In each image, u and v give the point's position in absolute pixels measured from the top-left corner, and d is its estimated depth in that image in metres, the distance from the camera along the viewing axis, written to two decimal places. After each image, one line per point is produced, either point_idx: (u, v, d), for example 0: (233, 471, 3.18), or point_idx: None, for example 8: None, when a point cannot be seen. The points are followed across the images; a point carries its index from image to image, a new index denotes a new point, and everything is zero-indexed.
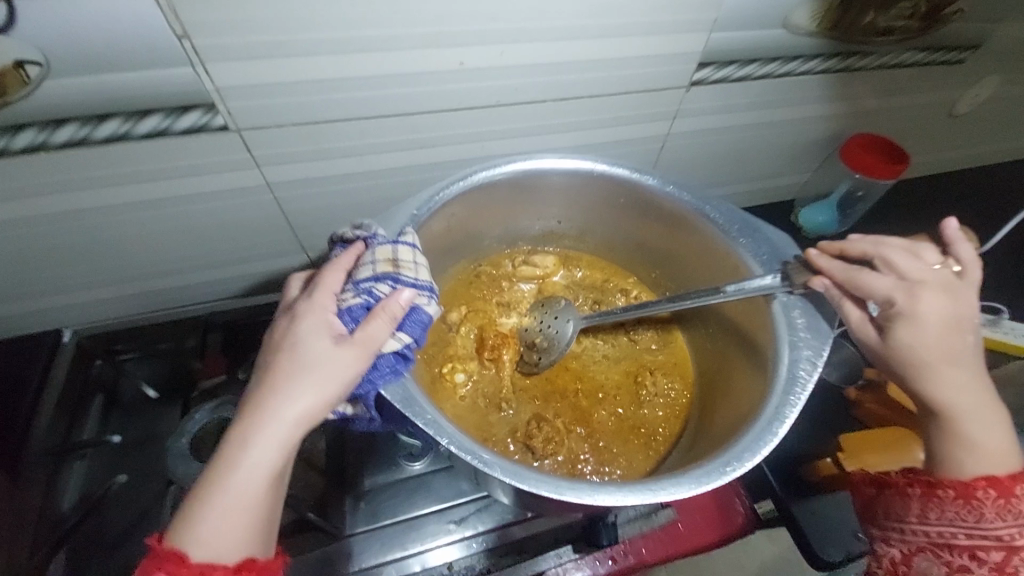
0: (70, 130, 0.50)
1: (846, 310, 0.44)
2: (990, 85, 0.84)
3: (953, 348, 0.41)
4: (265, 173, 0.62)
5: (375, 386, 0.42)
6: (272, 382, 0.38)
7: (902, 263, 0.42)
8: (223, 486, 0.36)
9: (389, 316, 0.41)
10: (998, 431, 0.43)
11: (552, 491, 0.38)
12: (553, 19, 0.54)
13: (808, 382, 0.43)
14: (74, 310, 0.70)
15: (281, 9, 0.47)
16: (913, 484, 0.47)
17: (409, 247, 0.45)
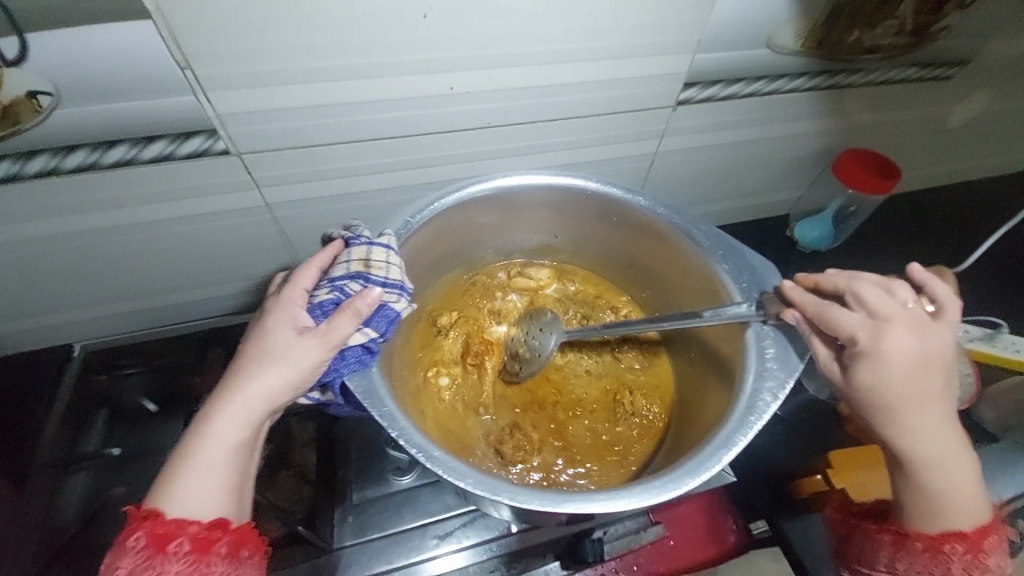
0: (80, 156, 0.52)
1: (814, 345, 0.38)
2: (983, 99, 0.84)
3: (923, 390, 0.35)
4: (264, 194, 0.63)
5: (340, 375, 0.39)
6: (240, 365, 0.38)
7: (874, 297, 0.37)
8: (195, 452, 0.36)
9: (355, 314, 0.38)
10: (966, 483, 0.37)
11: (487, 490, 0.36)
12: (540, 44, 0.55)
13: (767, 412, 0.39)
14: (75, 327, 0.71)
15: (272, 40, 0.48)
16: (882, 529, 0.40)
17: (382, 247, 0.41)
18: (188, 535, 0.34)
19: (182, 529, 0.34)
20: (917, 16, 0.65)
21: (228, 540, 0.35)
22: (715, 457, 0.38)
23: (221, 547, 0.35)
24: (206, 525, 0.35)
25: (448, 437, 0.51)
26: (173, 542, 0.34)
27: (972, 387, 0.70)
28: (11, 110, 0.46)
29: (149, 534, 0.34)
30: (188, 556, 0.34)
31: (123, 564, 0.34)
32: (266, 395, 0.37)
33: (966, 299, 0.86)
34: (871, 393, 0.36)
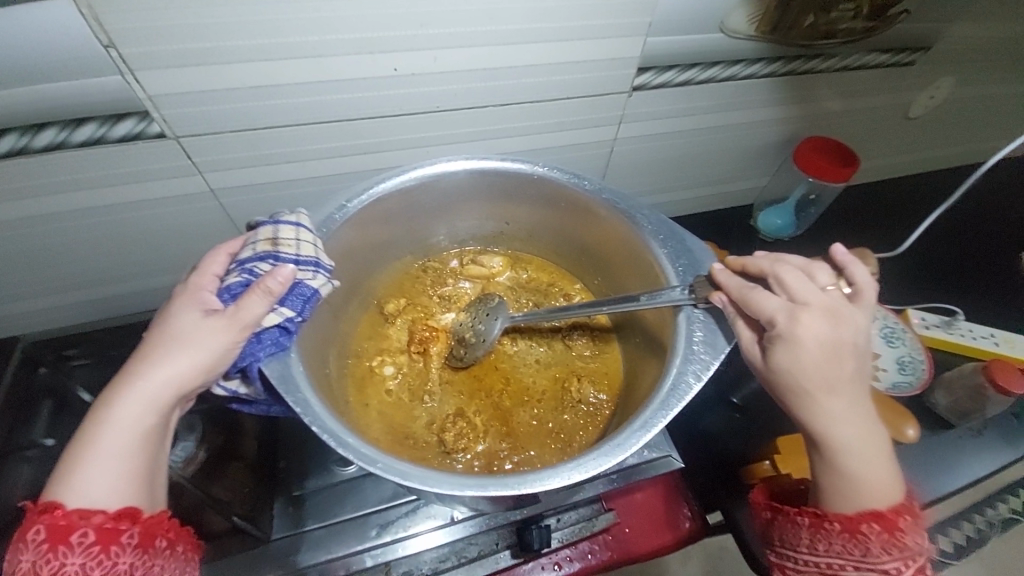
0: (7, 140, 0.50)
1: (738, 329, 0.39)
2: (944, 86, 0.85)
3: (837, 374, 0.35)
4: (208, 180, 0.61)
5: (257, 360, 0.40)
6: (146, 351, 0.37)
7: (795, 281, 0.37)
8: (96, 441, 0.35)
9: (266, 292, 0.38)
10: (882, 465, 0.38)
11: (397, 477, 0.36)
12: (485, 24, 0.54)
13: (688, 394, 0.38)
14: (26, 318, 0.70)
15: (200, 17, 0.46)
16: (802, 512, 0.41)
17: (291, 226, 0.43)
18: (92, 525, 0.33)
19: (84, 520, 0.33)
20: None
21: (137, 531, 0.35)
22: (630, 440, 0.37)
23: (129, 538, 0.34)
24: (112, 515, 0.34)
25: (390, 427, 0.51)
26: (74, 533, 0.33)
27: (924, 372, 0.73)
28: None
29: (49, 527, 0.33)
30: (91, 547, 0.33)
31: (23, 559, 0.33)
32: (173, 378, 0.36)
33: (922, 286, 0.88)
34: (790, 377, 0.36)
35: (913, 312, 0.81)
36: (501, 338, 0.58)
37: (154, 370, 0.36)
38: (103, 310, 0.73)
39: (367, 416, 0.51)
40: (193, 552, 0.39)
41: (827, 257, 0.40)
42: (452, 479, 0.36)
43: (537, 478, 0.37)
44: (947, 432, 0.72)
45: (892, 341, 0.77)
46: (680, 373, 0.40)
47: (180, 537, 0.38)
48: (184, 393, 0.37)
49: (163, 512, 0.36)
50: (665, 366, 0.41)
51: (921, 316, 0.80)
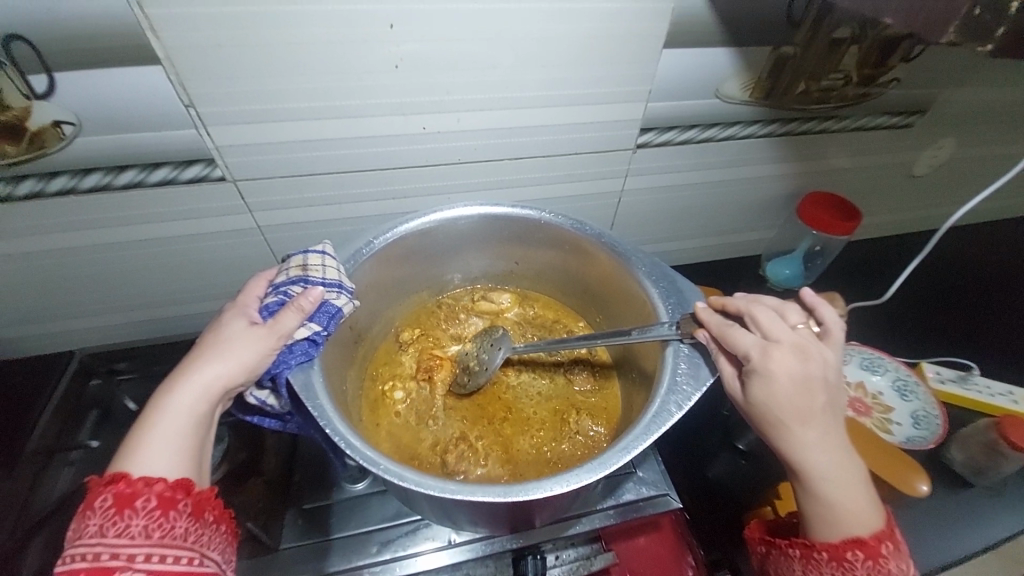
0: (95, 178, 0.59)
1: (720, 364, 0.43)
2: (946, 147, 0.88)
3: (807, 406, 0.39)
4: (256, 218, 0.69)
5: (287, 368, 0.45)
6: (199, 351, 0.43)
7: (769, 321, 0.42)
8: (155, 423, 0.39)
9: (299, 310, 0.45)
10: (858, 493, 0.41)
11: (395, 477, 0.40)
12: (502, 91, 0.62)
13: (669, 421, 0.42)
14: (85, 334, 0.78)
15: (264, 83, 0.55)
16: (794, 544, 0.45)
17: (318, 254, 0.49)
18: (154, 493, 0.36)
19: (148, 487, 0.36)
20: (863, 69, 0.69)
21: (191, 501, 0.37)
22: (613, 458, 0.41)
23: (184, 506, 0.36)
24: (170, 484, 0.36)
25: (398, 446, 0.54)
26: (138, 499, 0.35)
27: (938, 428, 0.71)
28: (39, 136, 0.54)
29: (115, 493, 0.35)
30: (152, 512, 0.35)
31: (88, 525, 0.35)
32: (222, 374, 0.41)
33: (933, 341, 0.88)
34: (766, 408, 0.40)
35: (927, 366, 0.80)
36: (507, 369, 0.62)
37: (209, 365, 0.41)
38: (151, 331, 0.81)
39: (376, 436, 0.55)
40: (232, 536, 0.41)
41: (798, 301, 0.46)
42: (446, 483, 0.40)
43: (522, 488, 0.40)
44: (964, 491, 0.70)
45: (906, 395, 0.76)
46: (663, 402, 0.43)
47: (224, 518, 0.40)
48: (227, 392, 0.42)
49: (212, 490, 0.39)
50: (650, 396, 0.45)
51: (937, 369, 0.80)
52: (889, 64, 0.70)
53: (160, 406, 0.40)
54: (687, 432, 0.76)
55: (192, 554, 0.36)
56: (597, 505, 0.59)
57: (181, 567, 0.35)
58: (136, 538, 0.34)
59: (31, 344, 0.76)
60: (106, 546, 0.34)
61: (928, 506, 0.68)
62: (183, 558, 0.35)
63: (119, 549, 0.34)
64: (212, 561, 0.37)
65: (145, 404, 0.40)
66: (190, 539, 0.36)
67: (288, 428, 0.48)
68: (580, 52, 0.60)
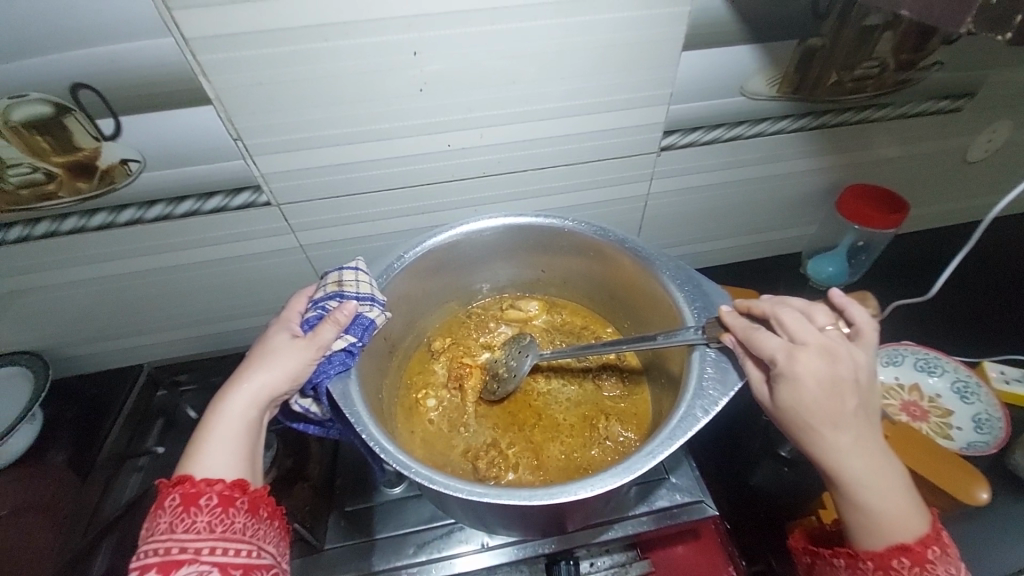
0: (158, 208, 0.66)
1: (747, 368, 0.44)
2: (1002, 129, 0.82)
3: (837, 409, 0.39)
4: (298, 238, 0.74)
5: (327, 377, 0.48)
6: (248, 363, 0.46)
7: (795, 323, 0.42)
8: (213, 429, 0.42)
9: (336, 323, 0.48)
10: (898, 497, 0.40)
11: (426, 478, 0.42)
12: (523, 105, 0.64)
13: (695, 425, 0.42)
14: (152, 350, 0.85)
15: (300, 114, 0.60)
16: (837, 554, 0.44)
17: (353, 270, 0.52)
18: (215, 491, 0.39)
19: (209, 487, 0.39)
20: (900, 55, 0.66)
21: (247, 499, 0.40)
22: (638, 463, 0.42)
23: (242, 504, 0.40)
24: (228, 484, 0.40)
25: (433, 451, 0.57)
26: (202, 497, 0.39)
27: (1002, 432, 0.66)
28: (108, 173, 0.61)
29: (181, 493, 0.39)
30: (214, 509, 0.39)
31: (159, 522, 0.39)
32: (268, 383, 0.45)
33: (994, 339, 0.82)
34: (793, 411, 0.40)
35: (990, 365, 0.74)
36: (536, 376, 0.63)
37: (256, 375, 0.45)
38: (208, 345, 0.88)
39: (412, 442, 0.57)
40: (284, 532, 0.44)
41: (826, 301, 0.46)
42: (474, 486, 0.42)
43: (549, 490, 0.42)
44: None
45: (967, 398, 0.71)
46: (689, 406, 0.44)
47: (276, 516, 0.43)
48: (274, 399, 0.45)
49: (265, 488, 0.42)
50: (676, 401, 0.45)
51: (1000, 369, 0.74)
52: (929, 48, 0.67)
53: (215, 414, 0.43)
54: (728, 436, 0.72)
55: (250, 547, 0.39)
56: (629, 512, 0.58)
57: (241, 559, 0.38)
58: (201, 533, 0.38)
59: (107, 360, 0.85)
60: (176, 540, 0.37)
61: (994, 517, 0.64)
62: (243, 550, 0.39)
63: (187, 543, 0.37)
64: (268, 554, 0.41)
65: (204, 410, 0.44)
66: (249, 533, 0.40)
67: (331, 434, 0.52)
68: (597, 62, 0.61)
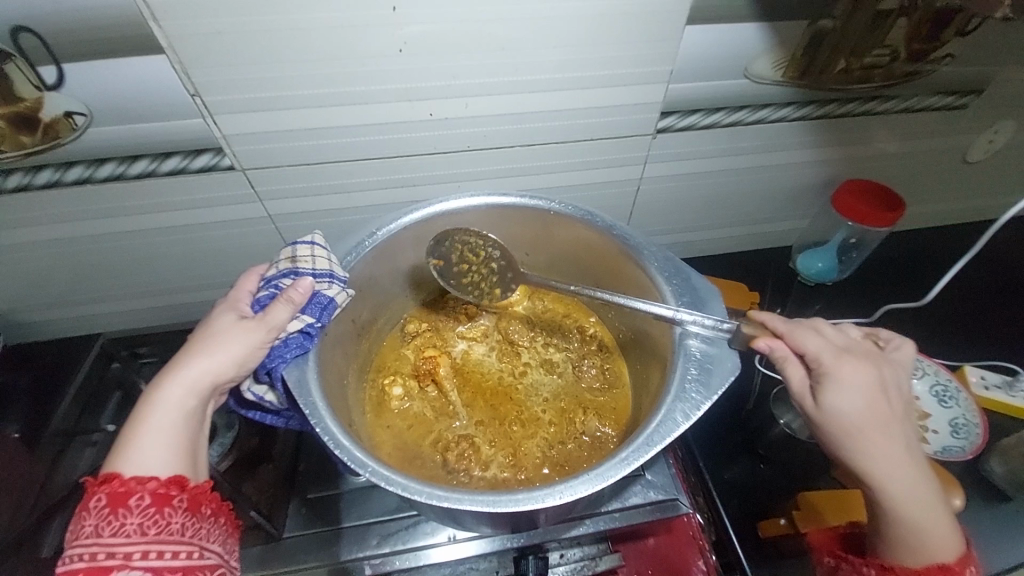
0: (109, 167, 0.60)
1: (788, 372, 0.43)
2: (1005, 130, 0.79)
3: (881, 417, 0.41)
4: (267, 207, 0.69)
5: (283, 363, 0.44)
6: (190, 346, 0.43)
7: (834, 331, 0.43)
8: (149, 420, 0.39)
9: (289, 302, 0.44)
10: (930, 510, 0.42)
11: (382, 481, 0.39)
12: (512, 75, 0.59)
13: (674, 431, 0.41)
14: (110, 318, 0.80)
15: (265, 70, 0.54)
16: (869, 565, 0.47)
17: (308, 244, 0.48)
18: (147, 490, 0.36)
19: (141, 485, 0.36)
20: (912, 44, 0.62)
21: (186, 497, 0.37)
22: (611, 471, 0.40)
23: (180, 502, 0.37)
24: (164, 482, 0.37)
25: (404, 444, 0.53)
26: (132, 497, 0.36)
27: (979, 437, 0.66)
28: (52, 127, 0.55)
29: (109, 493, 0.36)
30: (147, 509, 0.36)
31: (85, 525, 0.35)
32: (213, 368, 0.41)
33: (974, 343, 0.82)
34: (841, 418, 0.40)
35: (971, 370, 0.74)
36: (519, 366, 0.60)
37: (199, 361, 0.41)
38: (171, 317, 0.83)
39: (380, 434, 0.54)
40: (233, 527, 0.41)
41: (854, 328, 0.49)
42: (433, 490, 0.39)
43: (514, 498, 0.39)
44: (1003, 505, 0.65)
45: (946, 401, 0.70)
46: (669, 410, 0.42)
47: (223, 512, 0.40)
48: (220, 384, 0.42)
49: (208, 484, 0.39)
50: (657, 404, 0.44)
51: (981, 374, 0.73)
52: (943, 39, 0.63)
53: (150, 403, 0.40)
54: (708, 431, 0.71)
55: (191, 548, 0.36)
56: (600, 508, 0.57)
57: (180, 561, 0.36)
58: (132, 536, 0.35)
59: (62, 327, 0.80)
60: (103, 545, 0.34)
61: (962, 520, 0.64)
62: (182, 552, 0.36)
63: (116, 548, 0.34)
64: (213, 554, 0.38)
65: (140, 397, 0.40)
66: (189, 533, 0.37)
67: (291, 425, 0.49)
68: (595, 31, 0.56)
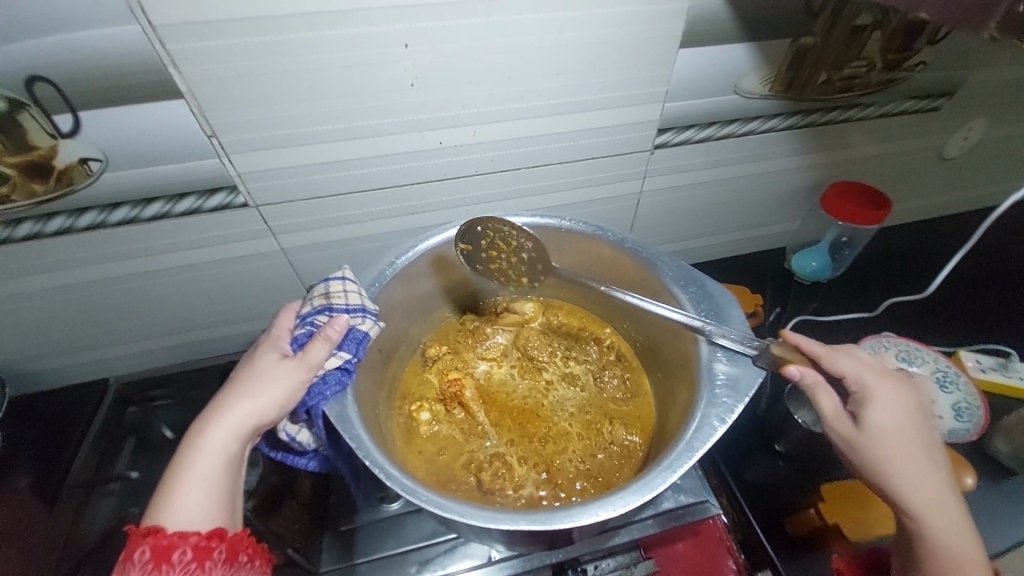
0: (123, 212, 0.61)
1: (821, 400, 0.44)
2: (977, 128, 0.85)
3: (910, 442, 0.43)
4: (279, 240, 0.70)
5: (323, 400, 0.45)
6: (231, 389, 0.43)
7: (861, 360, 0.46)
8: (191, 469, 0.39)
9: (327, 340, 0.45)
10: (969, 540, 0.43)
11: (439, 507, 0.40)
12: (517, 101, 0.62)
13: (713, 435, 0.43)
14: (118, 362, 0.79)
15: (280, 109, 0.56)
16: None
17: (339, 281, 0.49)
18: (189, 545, 0.36)
19: (182, 540, 0.36)
20: (886, 54, 0.67)
21: (225, 547, 0.38)
22: (657, 480, 0.41)
23: (219, 554, 0.37)
24: (205, 535, 0.37)
25: (436, 468, 0.54)
26: (174, 552, 0.36)
27: (983, 420, 0.68)
28: (68, 174, 0.55)
29: (151, 547, 0.36)
30: (189, 564, 0.36)
31: None
32: (254, 412, 0.42)
33: (968, 331, 0.86)
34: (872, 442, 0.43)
35: (966, 356, 0.77)
36: (543, 383, 0.61)
37: (242, 405, 0.41)
38: (181, 356, 0.82)
39: (413, 459, 0.54)
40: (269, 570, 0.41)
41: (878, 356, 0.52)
42: (490, 513, 0.40)
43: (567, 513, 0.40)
44: (1011, 483, 0.68)
45: (947, 386, 0.71)
46: (704, 416, 0.44)
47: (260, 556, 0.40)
48: (260, 428, 0.42)
49: (245, 531, 0.39)
50: (691, 411, 0.46)
51: (975, 358, 0.77)
52: (915, 48, 0.67)
53: (193, 451, 0.40)
54: (727, 435, 0.73)
55: None
56: (636, 517, 0.57)
57: None
58: None
59: (68, 374, 0.78)
60: None
61: (977, 502, 0.66)
62: None
63: None
64: None
65: (179, 444, 0.40)
66: None
67: (312, 467, 0.49)
68: (594, 57, 0.59)
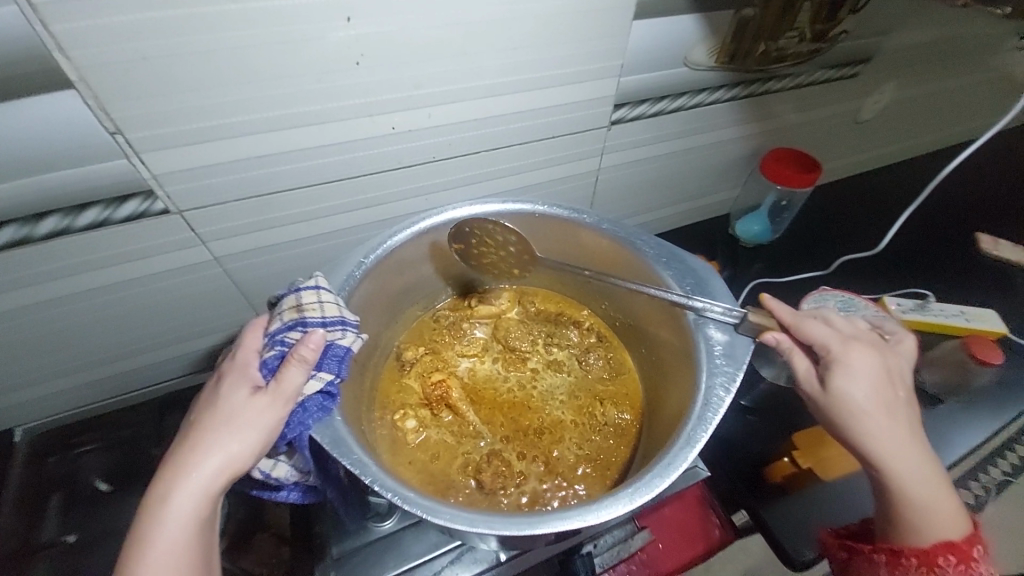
0: (7, 232, 0.50)
1: (795, 361, 0.46)
2: (886, 92, 0.93)
3: (886, 399, 0.44)
4: (212, 249, 0.61)
5: (306, 429, 0.40)
6: (196, 438, 0.37)
7: (840, 323, 0.47)
8: (155, 538, 0.34)
9: (302, 362, 0.39)
10: (936, 487, 0.45)
11: (465, 525, 0.37)
12: (476, 79, 0.58)
13: (721, 405, 0.44)
14: (18, 411, 0.66)
15: (203, 96, 0.48)
16: (878, 551, 0.48)
17: (312, 290, 0.44)
18: None
19: None
20: (815, 24, 0.71)
21: None
22: (679, 458, 0.42)
23: None
24: None
25: (430, 476, 0.50)
26: None
27: None
28: None
29: None
30: None
31: None
32: (224, 468, 0.36)
33: (890, 276, 0.95)
34: (847, 400, 0.44)
35: (889, 300, 0.85)
36: (529, 373, 0.59)
37: (208, 461, 0.36)
38: (101, 394, 0.71)
39: (405, 472, 0.50)
40: None
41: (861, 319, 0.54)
42: (519, 519, 0.38)
43: (599, 506, 0.39)
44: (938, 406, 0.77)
45: None
46: (710, 387, 0.45)
47: None
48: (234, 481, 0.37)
49: None
50: (696, 378, 0.47)
51: (897, 301, 0.85)
52: (838, 18, 0.72)
53: (155, 517, 0.35)
54: None
55: None
56: None
57: None
58: None
59: None
60: None
61: None
62: None
63: None
64: None
65: (141, 506, 0.35)
66: None
67: (293, 500, 0.44)
68: (550, 30, 0.57)
